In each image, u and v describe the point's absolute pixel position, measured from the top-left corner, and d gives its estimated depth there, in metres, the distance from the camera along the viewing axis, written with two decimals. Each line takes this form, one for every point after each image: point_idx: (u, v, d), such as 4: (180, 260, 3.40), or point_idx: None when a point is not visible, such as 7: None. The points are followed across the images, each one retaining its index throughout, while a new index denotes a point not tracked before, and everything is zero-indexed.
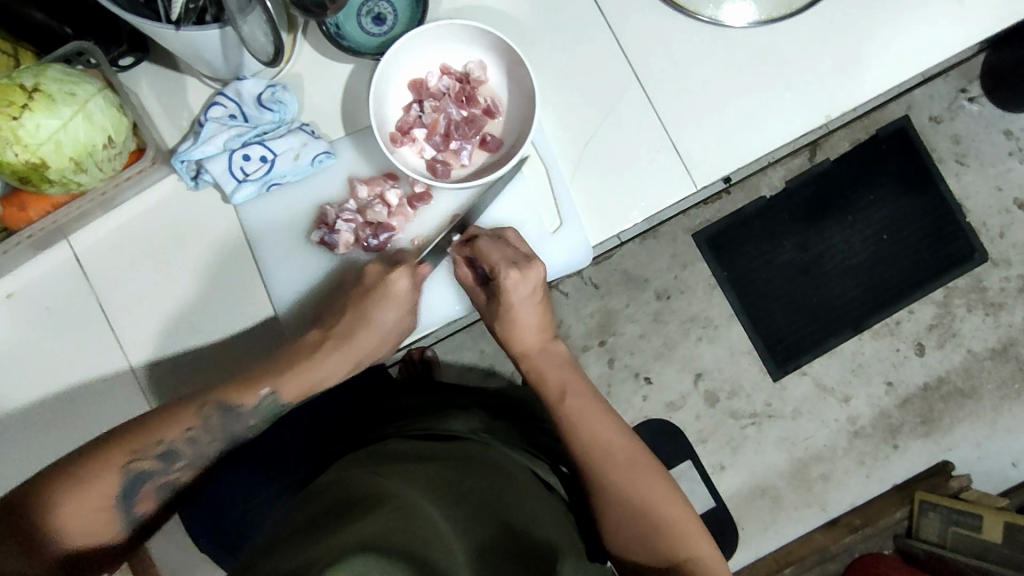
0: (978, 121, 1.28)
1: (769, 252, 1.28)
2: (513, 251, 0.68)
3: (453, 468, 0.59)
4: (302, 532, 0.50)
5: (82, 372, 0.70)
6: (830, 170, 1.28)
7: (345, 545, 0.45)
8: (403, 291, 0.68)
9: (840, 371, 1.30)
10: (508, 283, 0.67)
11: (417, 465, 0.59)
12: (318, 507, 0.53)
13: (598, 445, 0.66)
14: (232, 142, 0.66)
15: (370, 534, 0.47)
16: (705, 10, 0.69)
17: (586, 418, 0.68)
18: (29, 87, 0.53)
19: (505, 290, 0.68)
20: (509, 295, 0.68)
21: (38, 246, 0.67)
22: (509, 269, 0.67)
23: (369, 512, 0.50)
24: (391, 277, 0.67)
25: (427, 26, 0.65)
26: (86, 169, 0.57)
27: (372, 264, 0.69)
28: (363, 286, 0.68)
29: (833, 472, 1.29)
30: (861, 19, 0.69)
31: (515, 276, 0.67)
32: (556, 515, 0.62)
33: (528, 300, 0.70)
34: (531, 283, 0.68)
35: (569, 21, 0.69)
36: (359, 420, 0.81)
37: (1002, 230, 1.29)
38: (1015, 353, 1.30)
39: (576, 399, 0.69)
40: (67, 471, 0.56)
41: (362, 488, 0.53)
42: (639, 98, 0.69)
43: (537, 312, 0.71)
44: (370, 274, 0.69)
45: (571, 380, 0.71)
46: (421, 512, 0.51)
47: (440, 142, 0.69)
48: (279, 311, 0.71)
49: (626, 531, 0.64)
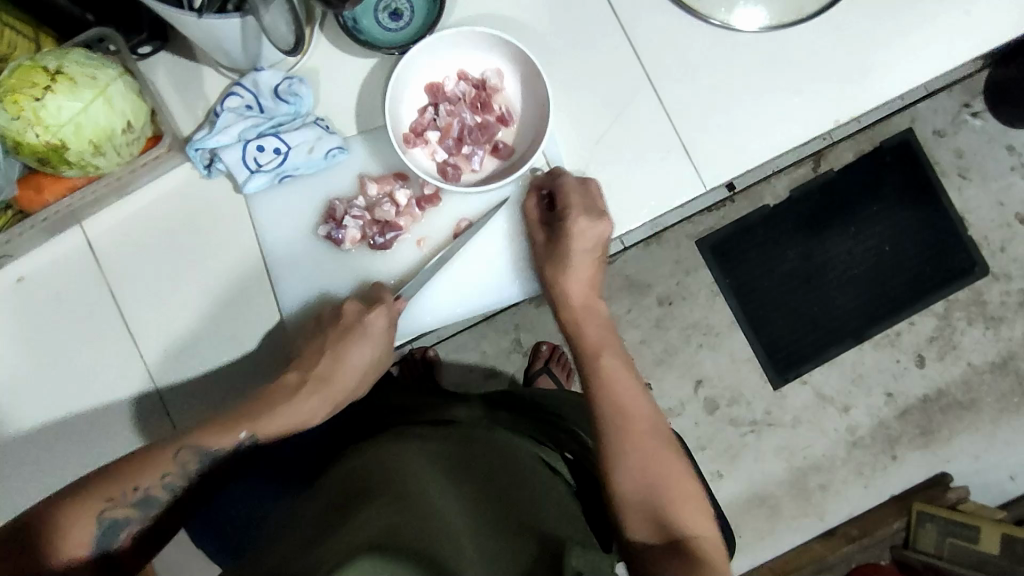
0: (980, 136, 1.29)
1: (772, 261, 1.28)
2: (591, 198, 0.67)
3: (459, 452, 0.61)
4: (313, 527, 0.51)
5: (89, 359, 0.70)
6: (834, 180, 1.29)
7: (354, 545, 0.45)
8: (381, 331, 0.68)
9: (840, 381, 1.30)
10: (576, 222, 0.66)
11: (425, 448, 0.60)
12: (325, 509, 0.53)
13: (622, 406, 0.66)
14: (247, 132, 0.67)
15: (376, 526, 0.48)
16: (717, 14, 0.70)
17: (615, 379, 0.67)
18: (52, 69, 0.54)
19: (570, 230, 0.67)
20: (571, 240, 0.68)
21: (51, 230, 0.68)
22: (580, 214, 0.66)
23: (375, 503, 0.51)
24: (369, 316, 0.67)
25: (447, 32, 0.65)
26: (104, 153, 0.57)
27: (348, 300, 0.69)
28: (338, 328, 0.68)
29: (832, 482, 1.30)
30: (869, 28, 0.70)
31: (583, 223, 0.66)
32: (565, 494, 0.63)
33: (588, 251, 0.69)
34: (597, 236, 0.68)
35: (583, 22, 0.70)
36: (354, 420, 0.81)
37: (1003, 244, 1.30)
38: (1014, 367, 1.30)
39: (609, 359, 0.69)
40: (36, 528, 0.54)
41: (369, 486, 0.54)
42: (651, 100, 0.70)
43: (589, 271, 0.70)
44: (348, 313, 0.68)
45: (608, 340, 0.70)
46: (428, 506, 0.51)
47: (452, 146, 0.70)
48: (282, 306, 0.71)
49: (636, 500, 0.62)
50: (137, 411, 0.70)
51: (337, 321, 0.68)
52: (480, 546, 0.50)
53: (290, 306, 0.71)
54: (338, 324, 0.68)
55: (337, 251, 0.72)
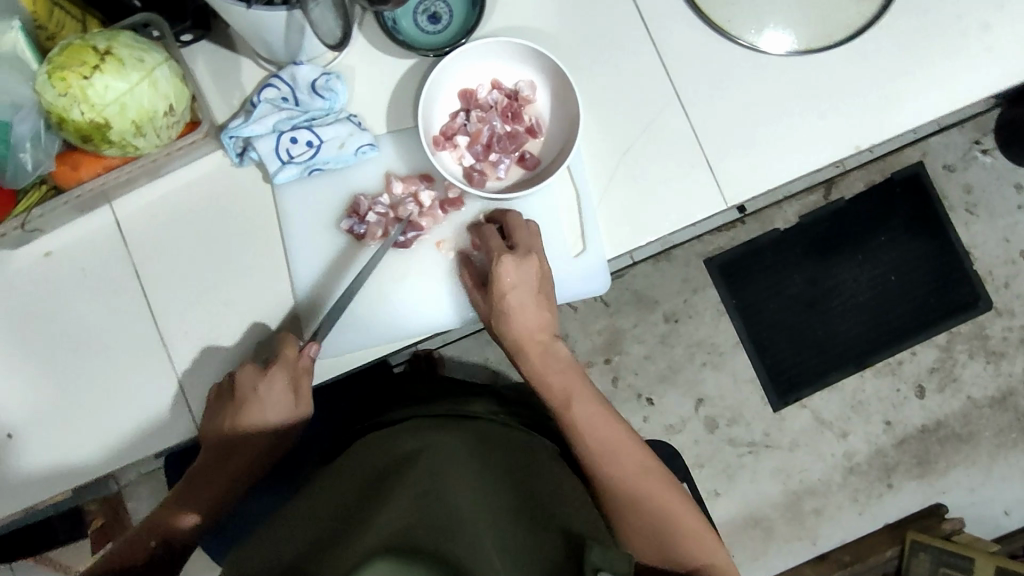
0: (990, 173, 1.31)
1: (779, 284, 1.30)
2: (515, 239, 0.68)
3: (480, 447, 0.61)
4: (334, 525, 0.52)
5: (108, 338, 0.70)
6: (843, 208, 1.30)
7: (377, 542, 0.46)
8: (283, 388, 0.68)
9: (840, 407, 1.31)
10: (503, 272, 0.66)
11: (448, 442, 0.61)
12: (347, 506, 0.54)
13: (609, 455, 0.68)
14: (282, 124, 0.68)
15: (395, 527, 0.48)
16: (746, 36, 0.72)
17: (594, 426, 0.68)
18: (101, 50, 0.55)
19: (499, 281, 0.67)
20: (503, 284, 0.67)
21: (82, 207, 0.69)
22: (505, 256, 0.66)
23: (395, 500, 0.52)
24: (267, 382, 0.67)
25: (484, 41, 0.67)
26: (145, 134, 0.59)
27: (243, 367, 0.68)
28: (236, 398, 0.67)
29: (827, 506, 1.30)
30: (891, 60, 0.72)
31: (512, 263, 0.66)
32: (579, 493, 0.63)
33: (527, 291, 0.68)
34: (529, 274, 0.67)
35: (616, 37, 0.72)
36: (363, 409, 0.82)
37: (1007, 280, 1.31)
38: (1013, 403, 1.31)
39: (581, 406, 0.69)
40: None
41: (389, 485, 0.54)
42: (677, 117, 0.72)
43: (537, 310, 0.69)
44: (248, 378, 0.67)
45: (574, 385, 0.70)
46: (448, 504, 0.52)
47: (481, 152, 0.71)
48: (297, 296, 0.70)
49: (644, 538, 0.66)
50: (151, 393, 0.70)
51: (232, 389, 0.67)
52: (500, 538, 0.50)
53: (307, 299, 0.70)
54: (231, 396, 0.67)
55: (356, 246, 0.72)
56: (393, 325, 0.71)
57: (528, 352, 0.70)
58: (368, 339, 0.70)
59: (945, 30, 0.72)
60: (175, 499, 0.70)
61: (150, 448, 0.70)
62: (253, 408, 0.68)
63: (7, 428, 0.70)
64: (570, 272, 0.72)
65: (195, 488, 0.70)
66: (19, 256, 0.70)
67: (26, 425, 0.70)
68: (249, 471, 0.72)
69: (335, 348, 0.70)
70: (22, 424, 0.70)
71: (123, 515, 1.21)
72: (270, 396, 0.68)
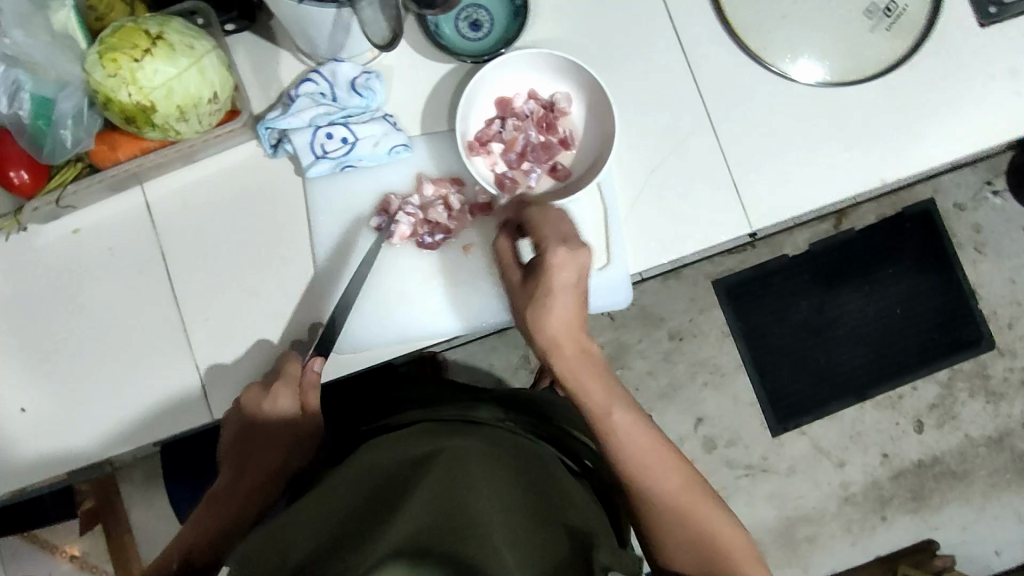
0: (1000, 214, 1.32)
1: (785, 310, 1.30)
2: (567, 231, 0.63)
3: (495, 451, 0.61)
4: (347, 516, 0.51)
5: (129, 319, 0.71)
6: (854, 239, 1.31)
7: (395, 539, 0.45)
8: (293, 394, 0.68)
9: (838, 436, 1.31)
10: (550, 262, 0.61)
11: (465, 442, 0.60)
12: (362, 498, 0.53)
13: (650, 471, 0.63)
14: (319, 119, 0.68)
15: (413, 524, 0.47)
16: (779, 64, 0.73)
17: (634, 442, 0.63)
18: (153, 34, 0.56)
19: (546, 270, 0.62)
20: (552, 277, 0.61)
21: (114, 187, 0.70)
22: (558, 246, 0.61)
23: (416, 498, 0.51)
24: (276, 389, 0.67)
25: (526, 52, 0.68)
26: (187, 119, 0.60)
27: (247, 388, 0.68)
28: (244, 415, 0.68)
29: (820, 535, 1.30)
30: (919, 96, 0.74)
31: (563, 255, 0.61)
32: (585, 501, 0.63)
33: (569, 287, 0.62)
34: (576, 267, 0.62)
35: (650, 56, 0.73)
36: (367, 406, 0.83)
37: (1011, 321, 1.32)
38: (1010, 444, 1.32)
39: (622, 417, 0.63)
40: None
41: (403, 483, 0.54)
42: (707, 138, 0.73)
43: (578, 308, 0.63)
44: (252, 394, 0.68)
45: (612, 391, 0.64)
46: (469, 500, 0.52)
47: (514, 160, 0.71)
48: (321, 290, 0.71)
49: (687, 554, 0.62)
50: (168, 375, 0.70)
51: (239, 408, 0.68)
52: (515, 543, 0.50)
53: (329, 294, 0.71)
54: (241, 414, 0.68)
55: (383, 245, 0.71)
56: (413, 325, 0.71)
57: (563, 350, 0.64)
58: (388, 338, 0.71)
59: (971, 72, 0.74)
60: (199, 517, 0.65)
61: (163, 431, 0.70)
62: (259, 421, 0.68)
63: (24, 402, 0.70)
64: (593, 286, 0.72)
65: (219, 503, 0.66)
66: (47, 232, 0.70)
67: (41, 400, 0.70)
68: (274, 481, 0.67)
69: (354, 344, 0.71)
70: (38, 397, 0.70)
71: (113, 497, 1.20)
72: (276, 413, 0.67)
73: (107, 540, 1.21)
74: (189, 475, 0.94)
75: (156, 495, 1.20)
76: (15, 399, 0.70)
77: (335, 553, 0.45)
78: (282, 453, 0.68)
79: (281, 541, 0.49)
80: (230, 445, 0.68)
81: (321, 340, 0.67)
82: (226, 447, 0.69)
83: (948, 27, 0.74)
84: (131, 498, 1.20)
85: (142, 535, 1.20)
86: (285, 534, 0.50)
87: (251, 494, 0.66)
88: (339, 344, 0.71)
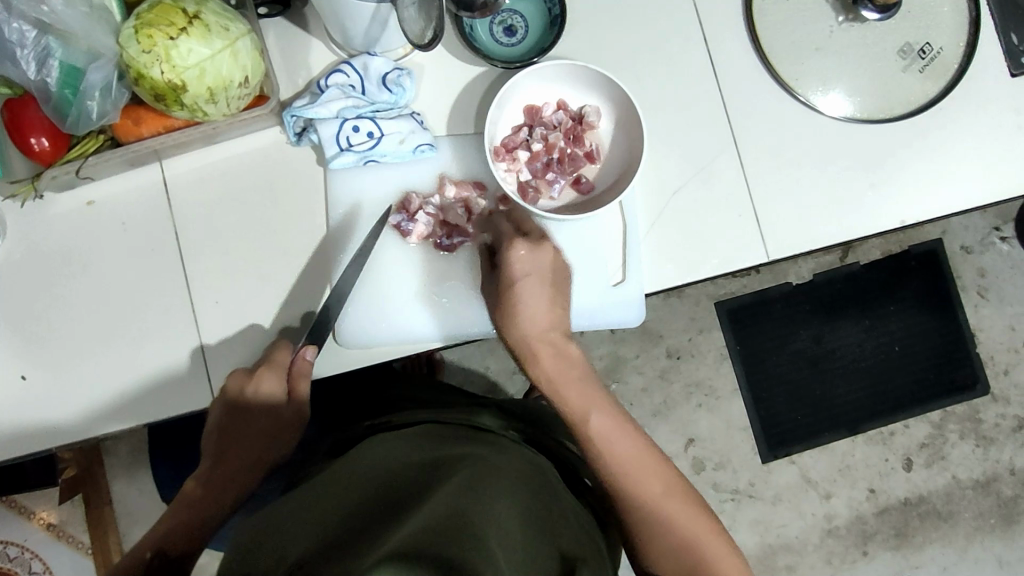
0: (1005, 260, 1.33)
1: (784, 337, 1.30)
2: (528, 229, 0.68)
3: (505, 461, 0.60)
4: (348, 514, 0.50)
5: (136, 295, 0.70)
6: (858, 273, 1.31)
7: (405, 533, 0.45)
8: (275, 385, 0.66)
9: (827, 469, 1.31)
10: (513, 254, 0.65)
11: (485, 455, 0.60)
12: (369, 493, 0.52)
13: (632, 468, 0.62)
14: (347, 111, 0.67)
15: (424, 521, 0.47)
16: (809, 94, 0.73)
17: (614, 438, 0.63)
18: (190, 14, 0.56)
19: (511, 266, 0.65)
20: (512, 270, 0.65)
21: (133, 162, 0.69)
22: (516, 241, 0.66)
23: (431, 496, 0.50)
24: (258, 375, 0.65)
25: (560, 62, 0.68)
26: (217, 101, 0.60)
27: (233, 372, 0.67)
28: (228, 400, 0.66)
29: (800, 564, 1.30)
30: (943, 140, 0.74)
31: (523, 249, 0.65)
32: (582, 520, 0.61)
33: (536, 284, 0.66)
34: (541, 263, 0.66)
35: (681, 75, 0.73)
36: (366, 402, 0.83)
37: (1007, 368, 1.33)
38: (996, 489, 1.33)
39: (599, 419, 0.64)
40: None
41: (414, 480, 0.54)
42: (730, 162, 0.73)
43: (547, 301, 0.66)
44: (234, 380, 0.66)
45: (589, 394, 0.65)
46: (482, 502, 0.51)
47: (539, 169, 0.71)
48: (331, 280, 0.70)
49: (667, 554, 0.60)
50: (170, 354, 0.70)
51: (224, 393, 0.66)
52: (511, 553, 0.48)
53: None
54: (226, 400, 0.66)
55: (398, 242, 0.71)
56: (425, 326, 0.71)
57: (539, 356, 0.66)
58: (397, 337, 0.71)
59: (997, 121, 0.74)
60: (178, 502, 0.64)
61: (160, 410, 0.69)
62: (247, 407, 0.66)
63: (23, 369, 0.69)
64: (608, 301, 0.72)
65: (200, 486, 0.65)
66: (61, 202, 0.70)
67: (40, 369, 0.69)
68: (255, 471, 0.66)
69: (362, 340, 0.70)
70: (36, 365, 0.69)
71: (94, 468, 1.18)
72: (261, 398, 0.65)
73: (84, 510, 1.19)
74: (176, 456, 0.93)
75: (139, 469, 1.19)
76: (14, 366, 0.69)
77: (332, 552, 0.44)
78: (262, 445, 0.66)
79: (276, 542, 0.48)
80: (211, 429, 0.66)
81: (315, 328, 0.67)
82: (209, 428, 0.67)
83: (979, 73, 0.74)
84: (114, 471, 1.19)
85: (122, 508, 1.19)
86: (285, 534, 0.49)
87: (231, 483, 0.65)
88: (347, 339, 0.70)
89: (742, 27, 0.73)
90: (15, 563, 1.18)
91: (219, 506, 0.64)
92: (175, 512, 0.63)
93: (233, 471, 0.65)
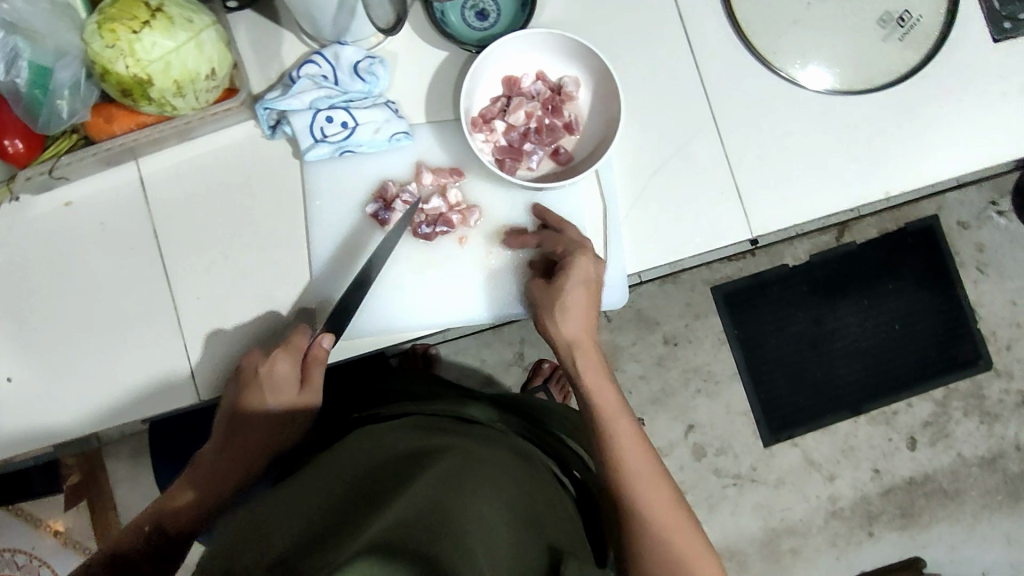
0: (1004, 234, 1.31)
1: (783, 320, 1.28)
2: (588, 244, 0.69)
3: (491, 455, 0.59)
4: (326, 509, 0.49)
5: (117, 294, 0.70)
6: (855, 252, 1.29)
7: (383, 526, 0.44)
8: (287, 374, 0.65)
9: (831, 450, 1.30)
10: (580, 264, 0.66)
11: (466, 445, 0.59)
12: (343, 489, 0.52)
13: (643, 481, 0.63)
14: (320, 101, 0.67)
15: (405, 514, 0.46)
16: (787, 68, 0.72)
17: (633, 449, 0.65)
18: (153, 6, 0.55)
19: (572, 270, 0.66)
20: (575, 274, 0.66)
21: (106, 162, 0.69)
22: (582, 250, 0.67)
23: (410, 488, 0.49)
24: (274, 358, 0.64)
25: (537, 31, 0.67)
26: (184, 95, 0.60)
27: (250, 353, 0.66)
28: (239, 387, 0.65)
29: (805, 547, 1.28)
30: (927, 110, 0.73)
31: (589, 261, 0.67)
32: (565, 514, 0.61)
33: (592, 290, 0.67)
34: (588, 274, 0.67)
35: (656, 55, 0.72)
36: (355, 395, 0.82)
37: (1009, 343, 1.31)
38: (1003, 465, 1.31)
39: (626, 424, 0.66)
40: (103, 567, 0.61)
41: (392, 472, 0.53)
42: (710, 139, 0.72)
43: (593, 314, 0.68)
44: (250, 361, 0.65)
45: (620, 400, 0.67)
46: (465, 504, 0.50)
47: (516, 139, 0.71)
48: (314, 277, 0.70)
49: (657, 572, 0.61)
50: (152, 355, 0.69)
51: (238, 375, 0.66)
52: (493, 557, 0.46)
53: (318, 279, 0.70)
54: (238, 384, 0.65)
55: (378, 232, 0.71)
56: (414, 316, 0.71)
57: (587, 351, 0.67)
58: (382, 328, 0.70)
59: (980, 89, 0.73)
60: (181, 485, 0.67)
61: (144, 410, 0.69)
62: (253, 394, 0.65)
63: (6, 372, 0.69)
64: None
65: (197, 478, 0.66)
66: (39, 204, 0.70)
67: (24, 372, 0.69)
68: (253, 463, 0.66)
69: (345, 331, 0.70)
70: (19, 368, 0.69)
71: (98, 473, 1.18)
72: (275, 381, 0.65)
73: (89, 516, 1.19)
74: (173, 457, 0.93)
75: (140, 474, 1.19)
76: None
77: (312, 546, 0.44)
78: (266, 436, 0.66)
79: (258, 536, 0.47)
80: (218, 419, 0.67)
81: (335, 316, 0.66)
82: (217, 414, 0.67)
83: (960, 42, 0.73)
84: (116, 476, 1.19)
85: (124, 513, 1.19)
86: (270, 525, 0.48)
87: (229, 473, 0.66)
88: None
89: (718, 4, 0.72)
90: (24, 570, 1.19)
91: (218, 498, 0.66)
92: (177, 494, 0.66)
93: (231, 461, 0.66)
